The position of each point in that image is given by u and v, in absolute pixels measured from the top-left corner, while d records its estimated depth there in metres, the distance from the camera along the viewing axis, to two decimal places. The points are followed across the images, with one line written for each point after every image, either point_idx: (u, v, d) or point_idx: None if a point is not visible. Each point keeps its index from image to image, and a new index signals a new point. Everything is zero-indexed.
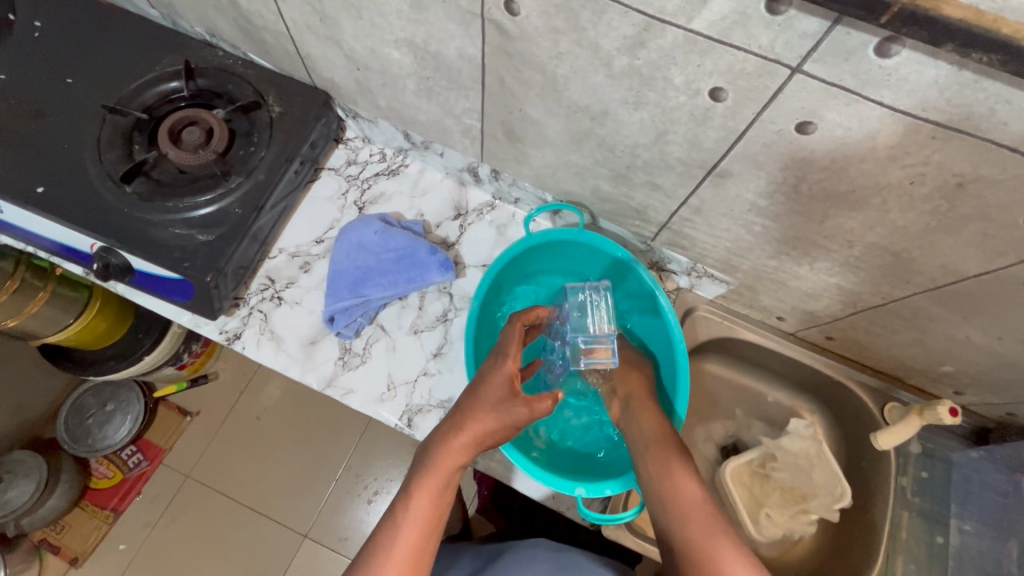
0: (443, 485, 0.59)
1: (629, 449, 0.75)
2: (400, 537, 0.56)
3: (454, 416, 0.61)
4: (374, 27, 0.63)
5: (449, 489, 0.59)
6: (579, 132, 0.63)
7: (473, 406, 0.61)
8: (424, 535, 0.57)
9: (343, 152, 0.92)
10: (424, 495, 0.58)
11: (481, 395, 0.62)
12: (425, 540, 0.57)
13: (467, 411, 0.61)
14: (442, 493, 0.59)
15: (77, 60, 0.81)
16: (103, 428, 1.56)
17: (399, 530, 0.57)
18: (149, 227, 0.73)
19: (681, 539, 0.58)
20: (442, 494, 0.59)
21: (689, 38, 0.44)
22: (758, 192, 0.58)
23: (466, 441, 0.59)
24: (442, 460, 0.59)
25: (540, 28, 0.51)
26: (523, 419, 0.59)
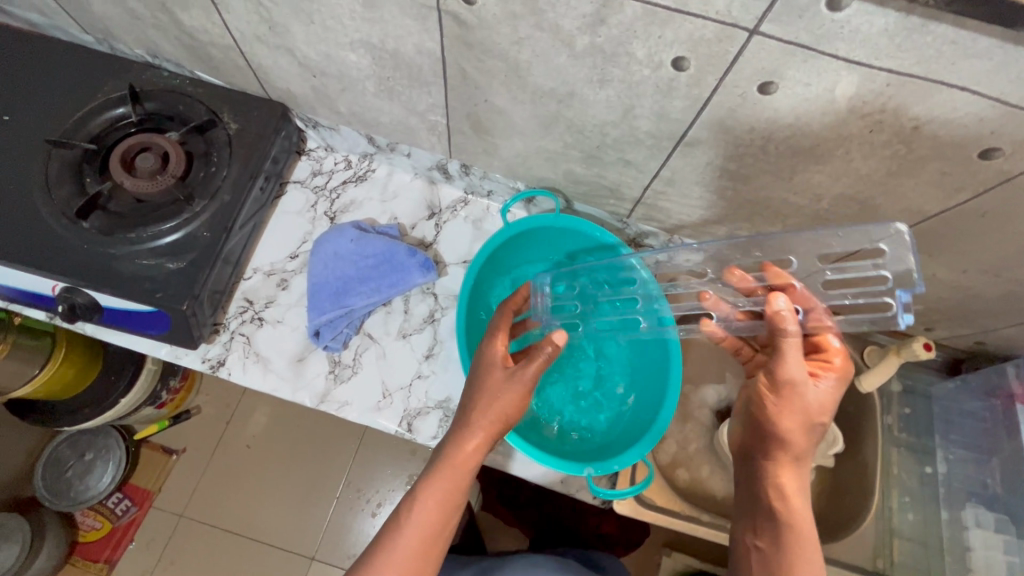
0: (449, 487, 0.61)
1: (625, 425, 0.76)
2: (406, 536, 0.59)
3: (465, 422, 0.63)
4: (327, 31, 0.61)
5: (457, 493, 0.61)
6: (546, 116, 0.64)
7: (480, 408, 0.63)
8: (432, 535, 0.60)
9: (306, 163, 0.91)
10: (430, 497, 0.60)
11: (478, 388, 0.64)
12: (431, 536, 0.59)
13: (469, 410, 0.63)
14: (451, 496, 0.61)
15: (12, 95, 0.76)
16: (84, 478, 1.50)
17: (405, 529, 0.59)
18: (113, 260, 0.70)
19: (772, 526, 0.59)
20: (449, 496, 0.61)
21: (648, 10, 0.45)
22: (727, 156, 0.60)
23: (472, 442, 0.62)
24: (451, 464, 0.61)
25: (498, 15, 0.51)
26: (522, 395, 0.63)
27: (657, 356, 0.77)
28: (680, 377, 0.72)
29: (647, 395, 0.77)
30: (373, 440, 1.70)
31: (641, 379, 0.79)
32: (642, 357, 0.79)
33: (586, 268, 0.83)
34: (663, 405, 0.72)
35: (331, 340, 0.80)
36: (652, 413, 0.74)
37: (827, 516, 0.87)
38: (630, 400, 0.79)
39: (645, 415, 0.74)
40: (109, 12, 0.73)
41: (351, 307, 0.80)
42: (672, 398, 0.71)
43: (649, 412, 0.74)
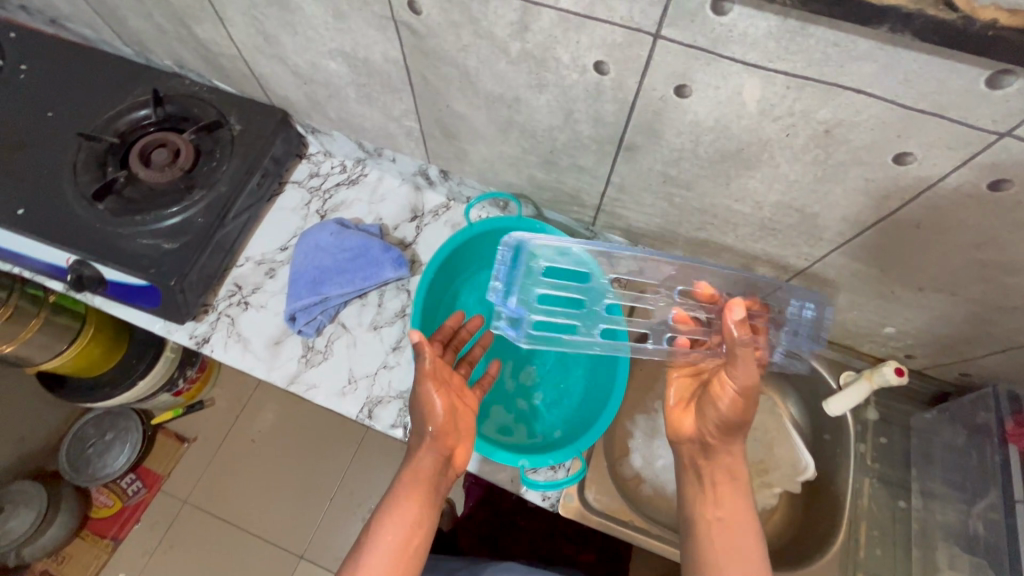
0: (412, 503, 0.63)
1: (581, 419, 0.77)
2: (375, 557, 0.60)
3: (415, 438, 0.67)
4: (310, 41, 0.69)
5: (422, 509, 0.63)
6: (501, 121, 0.68)
7: (417, 425, 0.67)
8: (401, 552, 0.60)
9: (306, 166, 0.99)
10: (394, 516, 0.62)
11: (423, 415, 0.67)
12: (403, 553, 0.60)
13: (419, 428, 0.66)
14: (412, 510, 0.62)
15: (58, 96, 0.88)
16: (102, 457, 1.61)
17: (372, 550, 0.60)
18: (119, 238, 0.79)
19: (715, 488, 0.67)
20: (414, 512, 0.62)
21: (563, 16, 0.49)
22: (666, 160, 0.62)
23: (425, 455, 0.65)
24: (408, 481, 0.64)
25: (442, 23, 0.56)
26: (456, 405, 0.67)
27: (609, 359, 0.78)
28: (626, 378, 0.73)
29: (598, 396, 0.77)
30: (371, 444, 1.74)
31: (597, 374, 0.80)
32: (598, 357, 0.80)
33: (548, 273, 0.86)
34: (608, 405, 0.73)
35: (306, 325, 0.85)
36: (597, 412, 0.75)
37: (793, 545, 0.83)
38: (583, 401, 0.79)
39: (591, 414, 0.75)
40: (142, 27, 0.85)
41: (326, 296, 0.85)
42: (616, 397, 0.72)
43: (597, 412, 0.75)
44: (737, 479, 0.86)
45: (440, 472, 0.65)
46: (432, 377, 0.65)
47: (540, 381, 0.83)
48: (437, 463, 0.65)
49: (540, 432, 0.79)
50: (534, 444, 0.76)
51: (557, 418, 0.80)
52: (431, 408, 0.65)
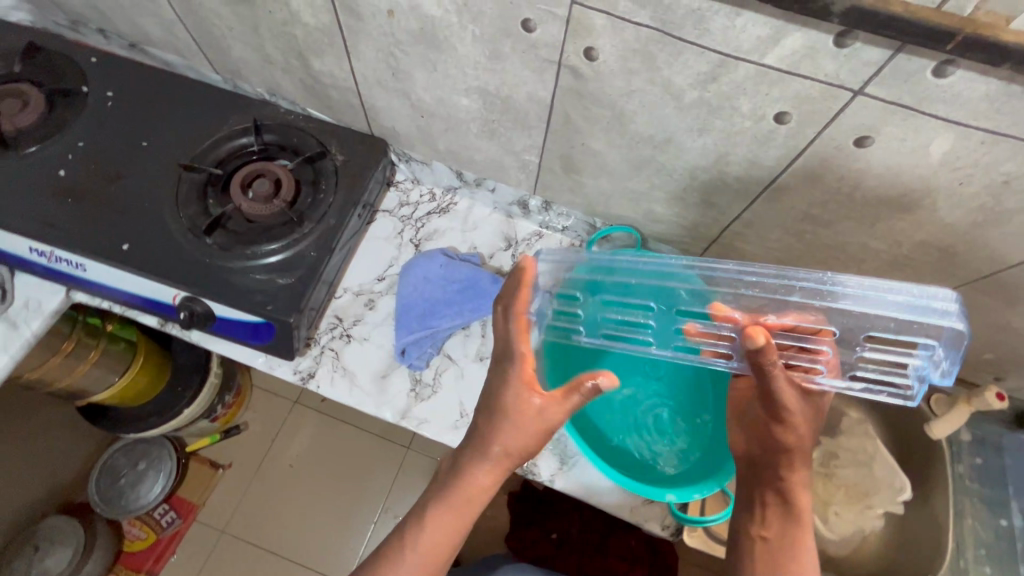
0: (463, 510, 0.61)
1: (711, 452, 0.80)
2: (420, 551, 0.61)
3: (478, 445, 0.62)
4: (447, 78, 0.69)
5: (465, 518, 0.62)
6: (639, 159, 0.70)
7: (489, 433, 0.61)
8: (436, 555, 0.61)
9: (395, 194, 0.97)
10: (441, 517, 0.61)
11: (502, 425, 0.60)
12: (444, 550, 0.62)
13: (489, 438, 0.61)
14: (454, 525, 0.61)
15: (150, 125, 0.86)
16: (135, 488, 1.52)
17: (416, 543, 0.61)
18: (231, 274, 0.77)
19: (779, 509, 0.67)
20: (459, 520, 0.61)
21: (761, 71, 0.50)
22: (812, 201, 0.64)
23: (487, 470, 0.61)
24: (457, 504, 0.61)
25: (615, 70, 0.57)
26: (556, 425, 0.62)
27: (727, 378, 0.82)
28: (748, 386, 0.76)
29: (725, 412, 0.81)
30: (413, 466, 1.70)
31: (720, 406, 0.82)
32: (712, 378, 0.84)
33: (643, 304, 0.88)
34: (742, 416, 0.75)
35: (418, 357, 0.85)
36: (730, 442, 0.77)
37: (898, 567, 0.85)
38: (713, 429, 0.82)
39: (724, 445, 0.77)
40: (244, 56, 0.83)
41: (437, 328, 0.85)
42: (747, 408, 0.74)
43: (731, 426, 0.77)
44: (843, 502, 0.88)
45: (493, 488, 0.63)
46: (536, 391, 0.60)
47: (669, 412, 0.86)
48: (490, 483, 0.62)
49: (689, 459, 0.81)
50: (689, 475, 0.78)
51: (691, 449, 0.82)
52: (521, 421, 0.60)
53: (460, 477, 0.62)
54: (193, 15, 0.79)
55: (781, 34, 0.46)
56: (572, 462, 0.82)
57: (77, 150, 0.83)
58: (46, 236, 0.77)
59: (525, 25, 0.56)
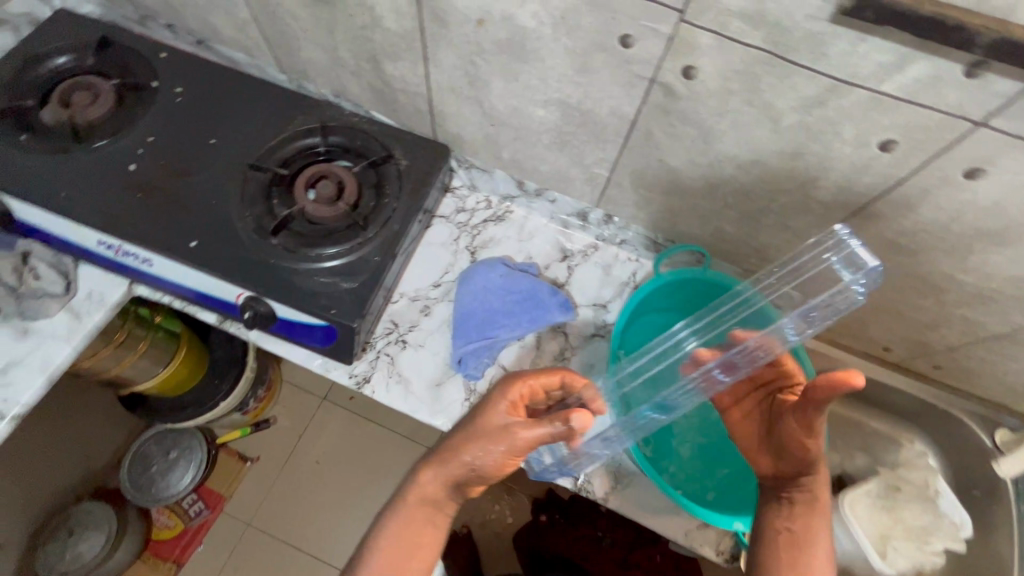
0: (420, 521, 0.66)
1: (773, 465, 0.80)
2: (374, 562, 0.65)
3: (438, 459, 0.67)
4: (527, 89, 0.68)
5: (423, 529, 0.66)
6: (718, 178, 0.68)
7: (452, 448, 0.66)
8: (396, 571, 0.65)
9: (451, 200, 0.96)
10: (393, 531, 0.66)
11: (467, 443, 0.65)
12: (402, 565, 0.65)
13: (447, 455, 0.66)
14: (410, 536, 0.66)
15: (216, 123, 0.86)
16: (166, 476, 1.50)
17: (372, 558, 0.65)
18: (297, 276, 0.77)
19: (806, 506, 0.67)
20: (418, 532, 0.66)
21: (875, 98, 0.49)
22: (902, 230, 0.62)
23: (438, 481, 0.66)
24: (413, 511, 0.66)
25: (712, 89, 0.56)
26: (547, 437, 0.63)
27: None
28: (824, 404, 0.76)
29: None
30: None
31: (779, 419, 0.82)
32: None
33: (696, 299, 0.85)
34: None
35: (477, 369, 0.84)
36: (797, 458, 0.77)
37: None
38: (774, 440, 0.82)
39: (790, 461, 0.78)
40: (314, 57, 0.83)
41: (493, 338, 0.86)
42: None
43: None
44: (903, 539, 0.87)
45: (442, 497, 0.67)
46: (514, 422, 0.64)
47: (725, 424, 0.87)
48: (441, 489, 0.67)
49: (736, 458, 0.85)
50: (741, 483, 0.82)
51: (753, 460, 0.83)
52: (487, 450, 0.64)
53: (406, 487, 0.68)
54: (269, 15, 0.79)
55: (906, 61, 0.45)
56: (625, 482, 0.80)
57: (146, 144, 0.83)
58: (116, 229, 0.77)
59: (623, 41, 0.55)
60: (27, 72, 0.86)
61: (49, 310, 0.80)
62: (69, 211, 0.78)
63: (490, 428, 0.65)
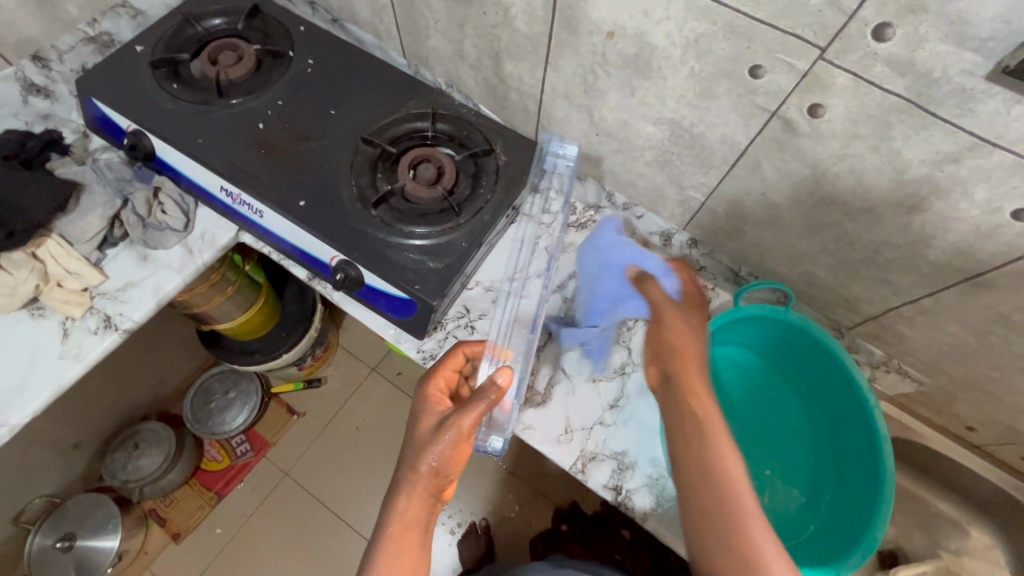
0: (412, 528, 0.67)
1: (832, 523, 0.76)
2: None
3: (410, 471, 0.69)
4: (642, 104, 0.69)
5: (417, 536, 0.68)
6: (821, 222, 0.67)
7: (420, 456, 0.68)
8: None
9: (537, 199, 0.95)
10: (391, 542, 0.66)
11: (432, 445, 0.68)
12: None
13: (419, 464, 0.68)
14: (406, 551, 0.66)
15: (339, 97, 0.93)
16: (223, 413, 1.61)
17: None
18: (389, 248, 0.82)
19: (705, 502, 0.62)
20: (413, 538, 0.67)
21: (1019, 163, 0.47)
22: (1017, 305, 0.59)
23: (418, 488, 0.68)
24: (395, 523, 0.67)
25: (837, 131, 0.55)
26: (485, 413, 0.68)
27: (856, 437, 0.76)
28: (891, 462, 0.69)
29: (849, 464, 0.77)
30: None
31: (847, 481, 0.77)
32: (841, 425, 0.79)
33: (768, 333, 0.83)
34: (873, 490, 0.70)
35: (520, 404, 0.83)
36: (854, 522, 0.72)
37: None
38: (837, 499, 0.77)
39: (850, 525, 0.72)
40: (438, 47, 0.88)
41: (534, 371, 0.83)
42: (885, 494, 0.68)
43: (861, 493, 0.73)
44: None
45: (423, 517, 0.68)
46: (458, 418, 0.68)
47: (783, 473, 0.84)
48: (419, 502, 0.69)
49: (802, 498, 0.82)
50: (799, 525, 0.79)
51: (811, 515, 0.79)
52: (434, 448, 0.68)
53: (392, 505, 0.68)
54: (406, 4, 0.84)
55: None
56: (666, 506, 0.80)
57: (275, 107, 0.91)
58: (238, 180, 0.85)
59: (754, 71, 0.56)
60: (187, 29, 0.96)
61: (168, 242, 0.90)
62: (202, 156, 0.86)
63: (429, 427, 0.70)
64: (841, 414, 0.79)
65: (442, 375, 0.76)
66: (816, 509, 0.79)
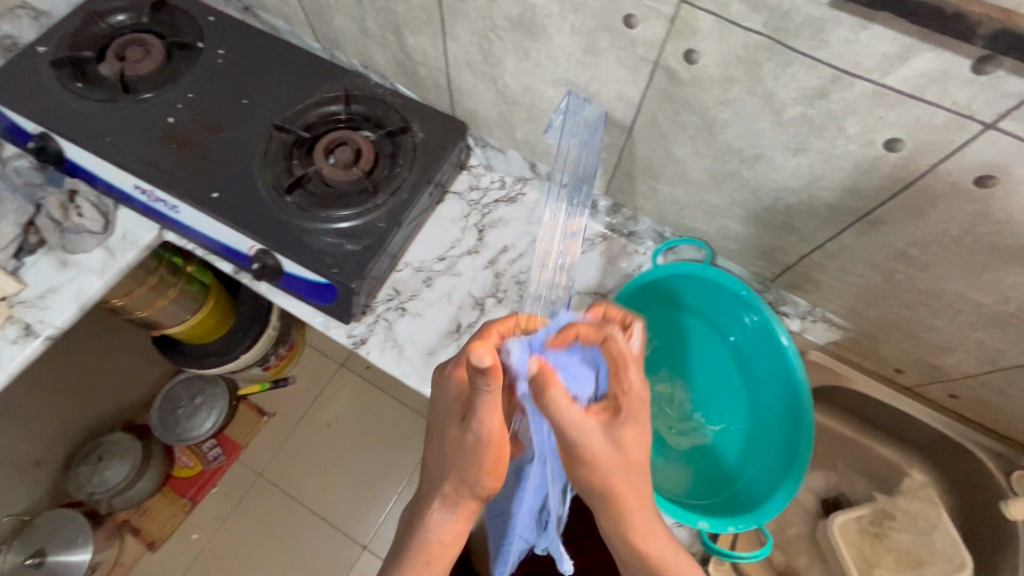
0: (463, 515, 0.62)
1: (757, 477, 0.76)
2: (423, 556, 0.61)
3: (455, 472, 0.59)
4: (537, 67, 0.68)
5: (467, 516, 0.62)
6: (722, 172, 0.66)
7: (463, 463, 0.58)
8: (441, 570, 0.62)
9: (466, 177, 0.97)
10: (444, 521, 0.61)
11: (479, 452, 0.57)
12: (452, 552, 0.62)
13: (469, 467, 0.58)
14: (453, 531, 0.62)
15: (251, 85, 0.91)
16: (190, 419, 1.59)
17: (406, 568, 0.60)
18: (306, 234, 0.81)
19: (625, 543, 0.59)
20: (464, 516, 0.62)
21: (878, 92, 0.47)
22: (911, 240, 0.59)
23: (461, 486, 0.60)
24: (437, 541, 0.61)
25: (714, 76, 0.55)
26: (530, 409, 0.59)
27: (783, 398, 0.75)
28: (812, 418, 0.71)
29: (773, 430, 0.77)
30: None
31: (771, 435, 0.77)
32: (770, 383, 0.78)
33: (708, 293, 0.79)
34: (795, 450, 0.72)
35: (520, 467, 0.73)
36: (777, 473, 0.73)
37: None
38: (763, 454, 0.77)
39: (774, 476, 0.73)
40: (345, 27, 0.86)
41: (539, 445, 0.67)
42: (803, 452, 0.70)
43: (783, 453, 0.74)
44: (889, 567, 0.86)
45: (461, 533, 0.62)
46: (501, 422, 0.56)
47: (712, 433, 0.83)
48: (461, 521, 0.62)
49: (728, 463, 0.80)
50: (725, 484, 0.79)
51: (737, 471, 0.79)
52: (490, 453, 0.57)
53: (429, 524, 0.62)
54: None
55: (910, 53, 0.43)
56: None
57: (186, 100, 0.89)
58: (151, 175, 0.83)
59: (627, 21, 0.55)
60: (91, 26, 0.93)
61: (87, 245, 0.88)
62: (112, 155, 0.84)
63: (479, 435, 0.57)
64: (772, 380, 0.77)
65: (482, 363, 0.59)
66: (744, 464, 0.79)
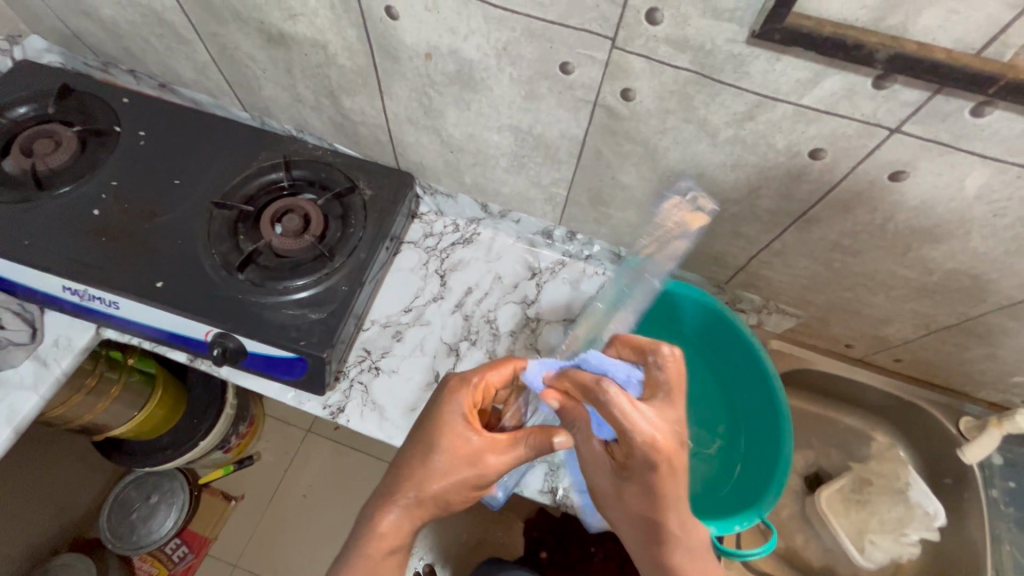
0: (418, 512, 0.59)
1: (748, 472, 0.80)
2: (365, 551, 0.57)
3: (412, 473, 0.59)
4: (480, 116, 0.70)
5: (418, 517, 0.60)
6: (668, 192, 0.71)
7: (424, 453, 0.60)
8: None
9: (419, 226, 0.97)
10: (391, 514, 0.59)
11: (437, 459, 0.59)
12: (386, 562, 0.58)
13: (417, 464, 0.59)
14: (405, 529, 0.59)
15: (180, 164, 0.87)
16: (147, 522, 1.45)
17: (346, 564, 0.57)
18: (265, 310, 0.78)
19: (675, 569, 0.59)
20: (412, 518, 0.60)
21: (798, 111, 0.52)
22: (843, 232, 0.65)
23: (410, 491, 0.59)
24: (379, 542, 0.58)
25: (651, 110, 0.59)
26: (521, 457, 0.61)
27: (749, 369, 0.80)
28: (787, 405, 0.76)
29: (755, 425, 0.82)
30: None
31: (754, 430, 0.82)
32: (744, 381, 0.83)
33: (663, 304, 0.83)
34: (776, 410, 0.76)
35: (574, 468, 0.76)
36: (767, 467, 0.76)
37: None
38: (750, 449, 0.81)
39: (764, 469, 0.76)
40: (274, 95, 0.85)
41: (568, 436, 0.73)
42: (785, 416, 0.75)
43: (767, 444, 0.78)
44: (877, 530, 0.92)
45: (406, 539, 0.60)
46: (471, 433, 0.61)
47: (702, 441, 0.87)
48: (411, 522, 0.60)
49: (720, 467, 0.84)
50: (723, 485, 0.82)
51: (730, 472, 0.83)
52: (453, 461, 0.59)
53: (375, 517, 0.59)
54: (227, 58, 0.81)
55: (820, 77, 0.49)
56: None
57: (110, 188, 0.84)
58: (81, 273, 0.77)
59: (564, 68, 0.58)
60: None
61: (15, 359, 0.80)
62: (32, 258, 0.77)
63: (454, 446, 0.60)
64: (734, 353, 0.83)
65: (480, 384, 0.63)
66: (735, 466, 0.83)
